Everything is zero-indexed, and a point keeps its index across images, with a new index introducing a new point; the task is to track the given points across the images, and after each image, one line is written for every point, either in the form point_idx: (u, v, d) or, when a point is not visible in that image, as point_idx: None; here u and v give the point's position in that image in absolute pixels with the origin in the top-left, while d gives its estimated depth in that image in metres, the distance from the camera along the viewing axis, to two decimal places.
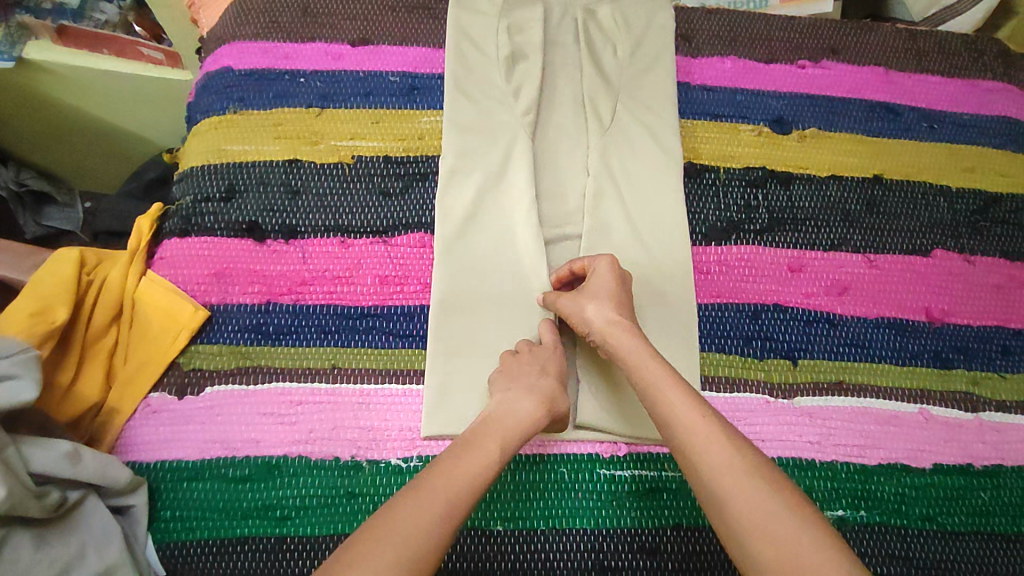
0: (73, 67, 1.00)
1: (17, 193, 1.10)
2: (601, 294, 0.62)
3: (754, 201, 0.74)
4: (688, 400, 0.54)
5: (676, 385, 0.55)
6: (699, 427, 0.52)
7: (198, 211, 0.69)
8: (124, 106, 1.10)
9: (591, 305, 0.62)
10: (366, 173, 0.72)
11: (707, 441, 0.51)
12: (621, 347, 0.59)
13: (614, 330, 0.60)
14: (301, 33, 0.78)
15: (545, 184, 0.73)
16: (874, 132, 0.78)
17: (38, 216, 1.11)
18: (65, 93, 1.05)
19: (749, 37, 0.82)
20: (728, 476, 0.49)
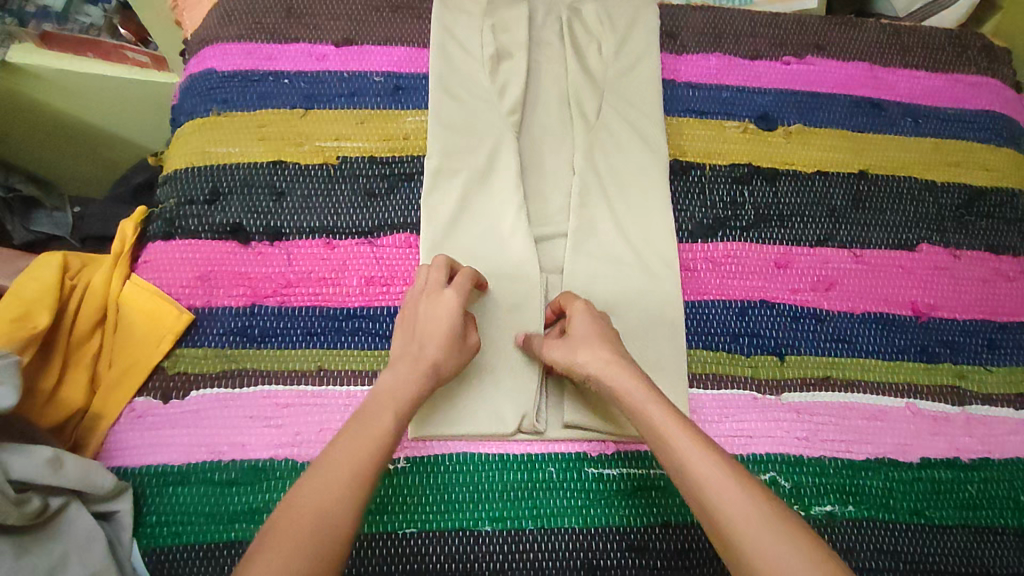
0: (57, 70, 1.00)
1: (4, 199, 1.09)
2: (586, 336, 0.58)
3: (740, 197, 0.74)
4: (697, 445, 0.49)
5: (683, 426, 0.50)
6: (708, 472, 0.47)
7: (181, 213, 0.69)
8: (110, 109, 1.10)
9: (580, 350, 0.57)
10: (351, 174, 0.71)
11: (719, 489, 0.46)
12: (618, 386, 0.54)
13: (608, 366, 0.55)
14: (286, 34, 0.78)
15: (530, 184, 0.73)
16: (860, 128, 0.78)
17: (25, 221, 1.09)
18: (50, 97, 1.05)
19: (734, 34, 0.82)
20: (750, 527, 0.44)
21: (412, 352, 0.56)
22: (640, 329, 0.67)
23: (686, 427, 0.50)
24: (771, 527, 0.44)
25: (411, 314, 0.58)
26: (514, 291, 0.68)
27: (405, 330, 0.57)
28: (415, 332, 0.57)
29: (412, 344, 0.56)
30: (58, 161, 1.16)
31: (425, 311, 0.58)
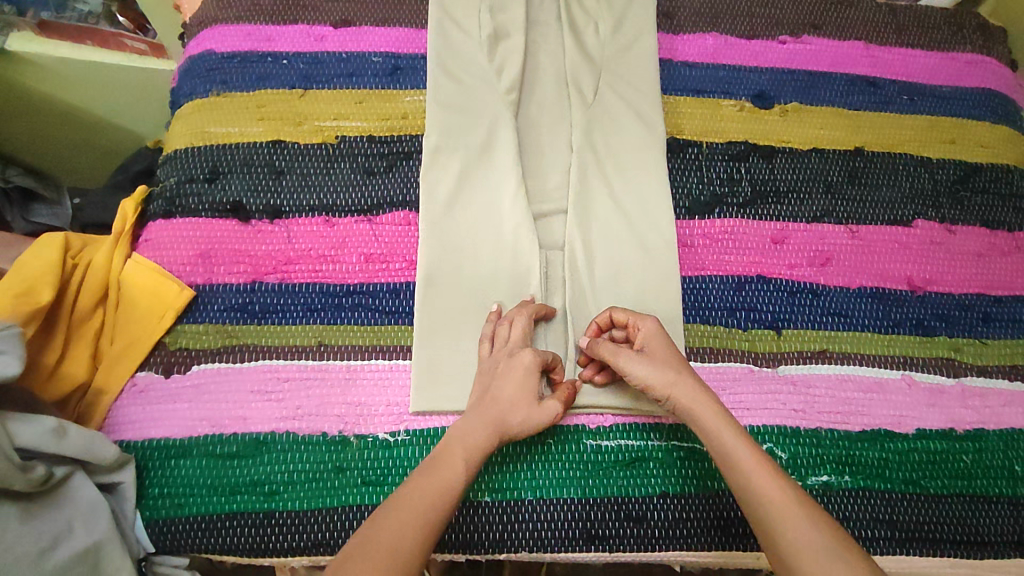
0: (56, 57, 1.00)
1: (4, 190, 1.10)
2: (661, 362, 0.58)
3: (736, 174, 0.74)
4: (777, 476, 0.50)
5: (762, 459, 0.52)
6: (784, 499, 0.49)
7: (181, 192, 0.69)
8: (108, 96, 1.10)
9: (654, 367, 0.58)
10: (350, 153, 0.72)
11: (790, 516, 0.48)
12: (698, 410, 0.55)
13: (689, 390, 0.56)
14: (284, 16, 0.78)
15: (529, 164, 0.74)
16: (855, 106, 0.79)
17: (26, 213, 1.11)
18: (48, 86, 1.06)
19: (730, 13, 0.83)
20: (816, 557, 0.46)
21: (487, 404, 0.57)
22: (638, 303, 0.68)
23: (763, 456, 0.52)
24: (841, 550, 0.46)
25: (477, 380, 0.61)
26: (510, 275, 0.68)
27: (480, 389, 0.60)
28: (486, 390, 0.59)
29: (486, 399, 0.58)
30: (58, 147, 1.17)
31: (503, 372, 0.60)
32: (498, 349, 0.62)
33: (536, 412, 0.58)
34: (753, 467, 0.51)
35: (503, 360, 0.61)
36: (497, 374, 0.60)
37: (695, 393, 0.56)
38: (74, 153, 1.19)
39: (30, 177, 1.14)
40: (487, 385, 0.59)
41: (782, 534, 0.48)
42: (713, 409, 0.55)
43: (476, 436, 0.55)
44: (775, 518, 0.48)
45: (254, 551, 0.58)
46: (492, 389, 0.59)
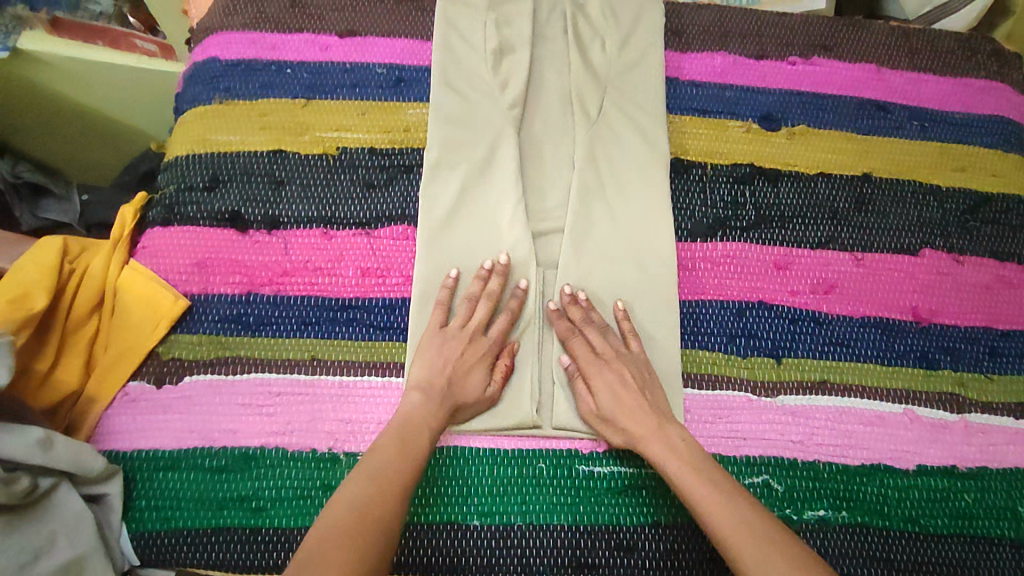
0: (64, 56, 1.00)
1: (13, 185, 1.12)
2: (626, 412, 0.60)
3: (741, 197, 0.74)
4: (728, 507, 0.52)
5: (718, 490, 0.54)
6: (735, 530, 0.51)
7: (180, 200, 0.69)
8: (117, 96, 1.11)
9: (610, 399, 0.61)
10: (350, 165, 0.72)
11: (756, 553, 0.49)
12: (650, 450, 0.58)
13: (646, 436, 0.59)
14: (289, 25, 0.78)
15: (529, 180, 0.72)
16: (864, 130, 0.78)
17: (34, 207, 1.13)
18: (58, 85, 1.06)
19: (739, 32, 0.82)
20: None
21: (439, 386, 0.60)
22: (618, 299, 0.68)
23: (721, 486, 0.54)
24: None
25: (443, 348, 0.62)
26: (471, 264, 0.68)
27: (433, 360, 0.61)
28: (443, 367, 0.61)
29: (439, 375, 0.61)
30: (68, 146, 1.18)
31: (460, 354, 0.62)
32: (453, 329, 0.63)
33: (484, 387, 0.62)
34: (694, 493, 0.54)
35: (457, 342, 0.63)
36: (451, 354, 0.62)
37: (654, 438, 0.58)
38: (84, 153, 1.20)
39: (39, 172, 1.16)
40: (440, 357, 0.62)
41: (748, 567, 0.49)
42: (666, 451, 0.57)
43: (422, 421, 0.58)
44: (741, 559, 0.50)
45: (239, 569, 0.57)
46: (445, 369, 0.61)
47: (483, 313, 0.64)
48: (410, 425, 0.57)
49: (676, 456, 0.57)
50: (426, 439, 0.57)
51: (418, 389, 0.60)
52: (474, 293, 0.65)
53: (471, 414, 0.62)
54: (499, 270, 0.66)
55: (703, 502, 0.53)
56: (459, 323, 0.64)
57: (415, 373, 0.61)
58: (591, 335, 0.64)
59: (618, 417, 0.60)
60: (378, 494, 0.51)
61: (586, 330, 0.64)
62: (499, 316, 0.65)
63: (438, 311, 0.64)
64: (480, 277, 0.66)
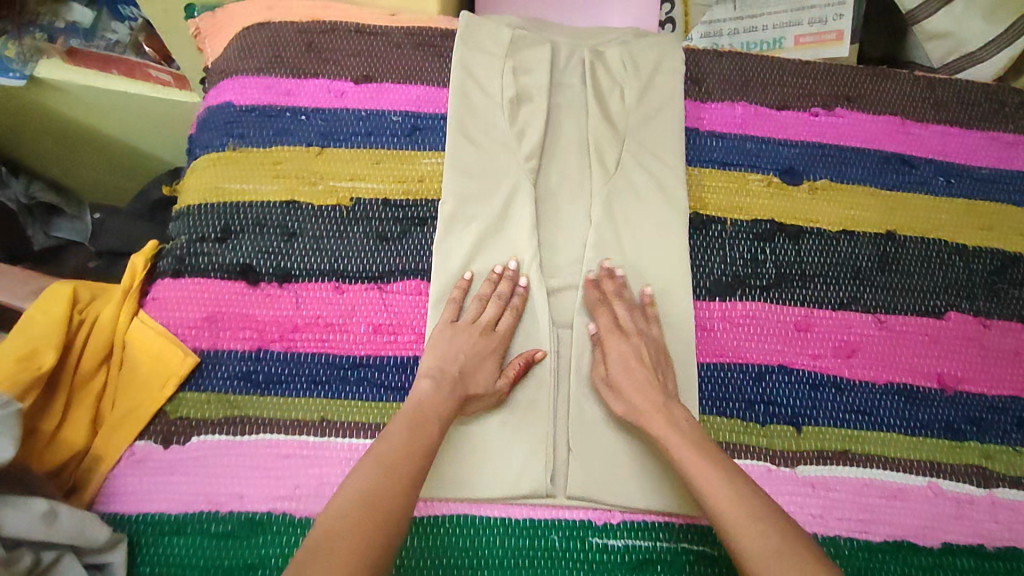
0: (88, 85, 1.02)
1: (26, 205, 1.14)
2: (634, 380, 0.62)
3: (761, 254, 0.72)
4: (727, 479, 0.54)
5: (710, 461, 0.55)
6: (729, 499, 0.52)
7: (192, 250, 0.68)
8: (135, 121, 1.11)
9: (624, 381, 0.63)
10: (363, 217, 0.71)
11: (744, 525, 0.50)
12: (651, 427, 0.60)
13: (653, 413, 0.60)
14: (304, 69, 0.77)
15: (545, 234, 0.71)
16: (888, 185, 0.76)
17: (45, 226, 1.14)
18: (78, 110, 1.08)
19: (761, 82, 0.80)
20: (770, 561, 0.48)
21: (455, 372, 0.61)
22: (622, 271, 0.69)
23: (716, 461, 0.56)
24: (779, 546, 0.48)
25: (455, 339, 0.64)
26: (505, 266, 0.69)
27: (447, 350, 0.62)
28: (455, 357, 0.62)
29: (451, 364, 0.62)
30: (90, 161, 1.19)
31: (471, 346, 0.63)
32: (463, 323, 0.65)
33: (493, 382, 0.63)
34: (689, 466, 0.56)
35: (466, 333, 0.64)
36: (462, 346, 0.63)
37: (659, 414, 0.60)
38: (99, 174, 1.22)
39: (53, 194, 1.19)
40: (450, 343, 0.63)
41: (736, 540, 0.50)
42: (668, 426, 0.59)
43: (436, 407, 0.59)
44: (728, 532, 0.51)
45: None
46: (458, 358, 0.62)
47: (492, 311, 0.66)
48: (421, 411, 0.58)
49: (677, 429, 0.58)
50: (437, 418, 0.58)
51: (429, 377, 0.61)
52: (483, 292, 0.67)
53: (481, 406, 0.63)
54: (508, 275, 0.68)
55: (699, 474, 0.55)
56: (469, 319, 0.65)
57: (427, 363, 0.62)
58: (616, 308, 0.66)
59: (631, 397, 0.62)
60: (391, 489, 0.51)
61: (600, 309, 0.67)
62: (507, 314, 0.66)
63: (450, 307, 0.66)
64: (492, 279, 0.67)
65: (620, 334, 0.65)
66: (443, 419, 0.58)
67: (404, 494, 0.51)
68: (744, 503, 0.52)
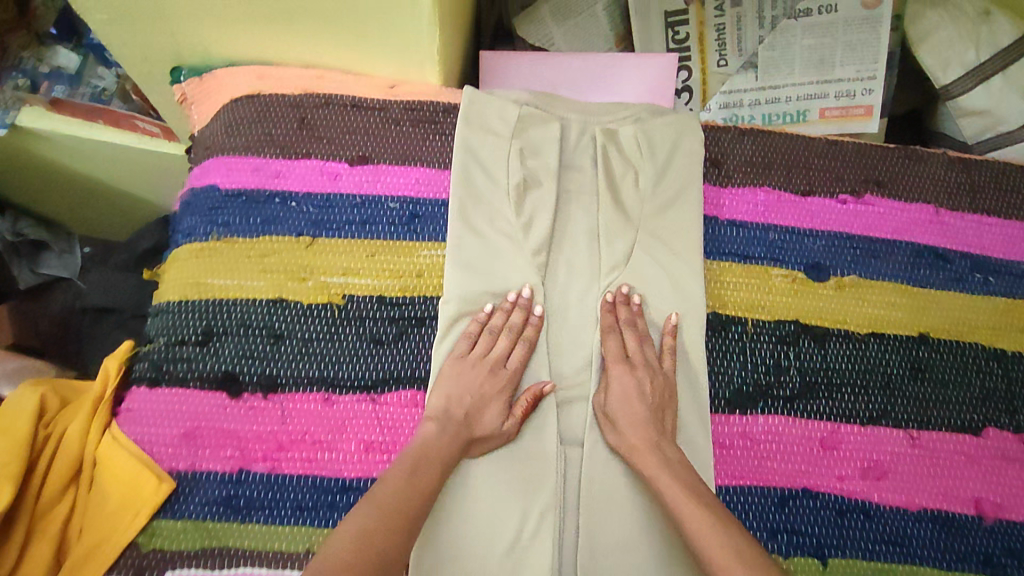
0: (71, 136, 0.96)
1: (12, 242, 1.07)
2: (630, 414, 0.61)
3: (785, 360, 0.67)
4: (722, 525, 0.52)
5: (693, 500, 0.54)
6: (721, 548, 0.50)
7: (170, 356, 0.63)
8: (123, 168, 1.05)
9: (624, 422, 0.61)
10: (357, 317, 0.65)
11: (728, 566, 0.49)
12: (643, 465, 0.59)
13: (644, 449, 0.59)
14: (295, 149, 0.71)
15: (552, 336, 0.66)
16: (920, 282, 0.71)
17: (33, 263, 1.08)
18: (60, 157, 1.02)
19: (785, 165, 0.75)
20: None
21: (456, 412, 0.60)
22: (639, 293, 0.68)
23: (703, 500, 0.55)
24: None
25: (464, 376, 0.62)
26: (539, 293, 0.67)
27: (452, 390, 0.61)
28: (461, 399, 0.61)
29: (456, 407, 0.60)
30: (80, 206, 1.15)
31: (483, 382, 0.62)
32: (478, 356, 0.63)
33: (501, 422, 0.61)
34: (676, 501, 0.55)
35: (479, 368, 0.62)
36: (470, 383, 0.62)
37: (652, 453, 0.59)
38: (87, 214, 1.17)
39: (43, 228, 1.10)
40: (464, 379, 0.62)
41: None
42: (660, 467, 0.58)
43: (439, 453, 0.57)
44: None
45: None
46: (464, 401, 0.61)
47: (505, 345, 0.64)
48: (424, 450, 0.57)
49: (670, 471, 0.57)
50: (440, 462, 0.57)
51: (434, 418, 0.60)
52: (494, 325, 0.65)
53: (485, 449, 0.61)
54: (523, 303, 0.65)
55: (689, 514, 0.53)
56: (481, 353, 0.63)
57: (432, 403, 0.61)
58: (626, 338, 0.65)
59: (625, 429, 0.60)
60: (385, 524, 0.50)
61: (610, 336, 0.65)
62: (520, 345, 0.64)
63: (462, 341, 0.64)
64: (502, 307, 0.65)
65: (626, 365, 0.63)
66: (443, 469, 0.57)
67: (399, 539, 0.50)
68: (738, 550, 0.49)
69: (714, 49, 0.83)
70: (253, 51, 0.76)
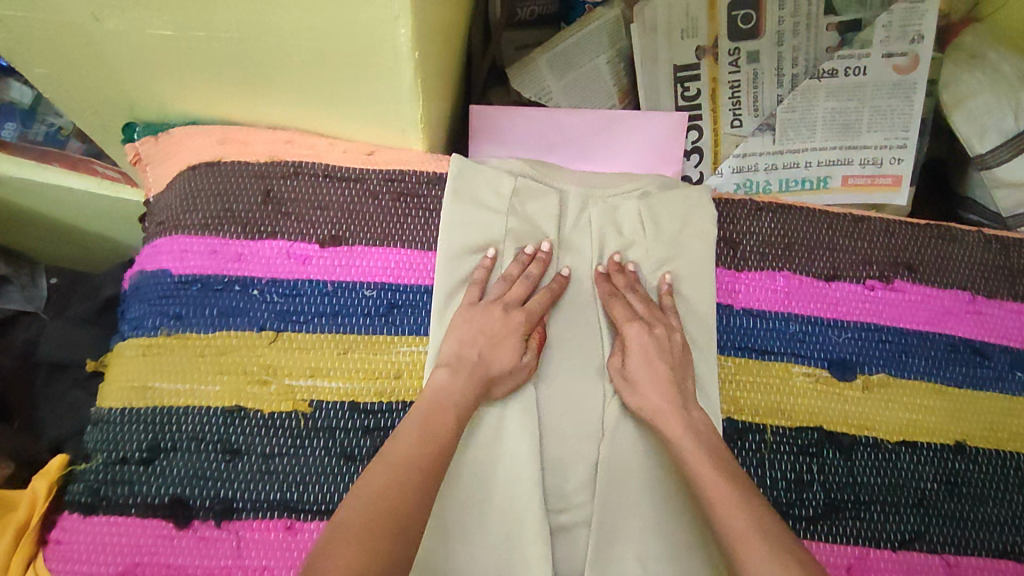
0: (22, 178, 0.85)
1: None
2: (652, 373, 0.57)
3: (807, 474, 0.60)
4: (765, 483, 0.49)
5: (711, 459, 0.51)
6: (745, 526, 0.45)
7: (110, 477, 0.55)
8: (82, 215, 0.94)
9: (642, 389, 0.57)
10: (325, 426, 0.58)
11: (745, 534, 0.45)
12: (666, 430, 0.55)
13: (671, 414, 0.55)
14: (258, 227, 0.63)
15: (549, 440, 0.59)
16: (955, 381, 0.64)
17: None
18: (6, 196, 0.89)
19: (807, 244, 0.67)
20: None
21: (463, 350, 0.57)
22: (666, 271, 0.65)
23: (721, 461, 0.51)
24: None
25: (479, 319, 0.59)
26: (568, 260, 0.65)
27: (464, 333, 0.58)
28: (474, 341, 0.57)
29: (469, 350, 0.57)
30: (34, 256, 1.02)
31: (501, 322, 0.58)
32: (490, 298, 0.60)
33: (518, 357, 0.58)
34: (695, 461, 0.51)
35: (496, 310, 0.59)
36: (479, 326, 0.58)
37: (678, 418, 0.55)
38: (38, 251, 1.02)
39: None
40: (480, 325, 0.58)
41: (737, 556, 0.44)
42: (686, 430, 0.54)
43: (462, 397, 0.54)
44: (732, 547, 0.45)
45: None
46: (477, 342, 0.57)
47: (521, 291, 0.60)
48: (437, 401, 0.53)
49: (698, 440, 0.53)
50: (454, 407, 0.53)
51: (445, 365, 0.56)
52: (511, 273, 0.61)
53: (508, 385, 0.58)
54: (543, 256, 0.62)
55: (702, 474, 0.50)
56: (496, 296, 0.60)
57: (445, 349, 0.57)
58: (632, 301, 0.62)
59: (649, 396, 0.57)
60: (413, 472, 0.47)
61: (614, 302, 0.61)
62: (536, 296, 0.61)
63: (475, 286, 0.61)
64: (519, 259, 0.62)
65: (642, 323, 0.60)
66: (458, 414, 0.53)
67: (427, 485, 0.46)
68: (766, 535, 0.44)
69: (728, 108, 0.76)
70: (214, 110, 0.67)
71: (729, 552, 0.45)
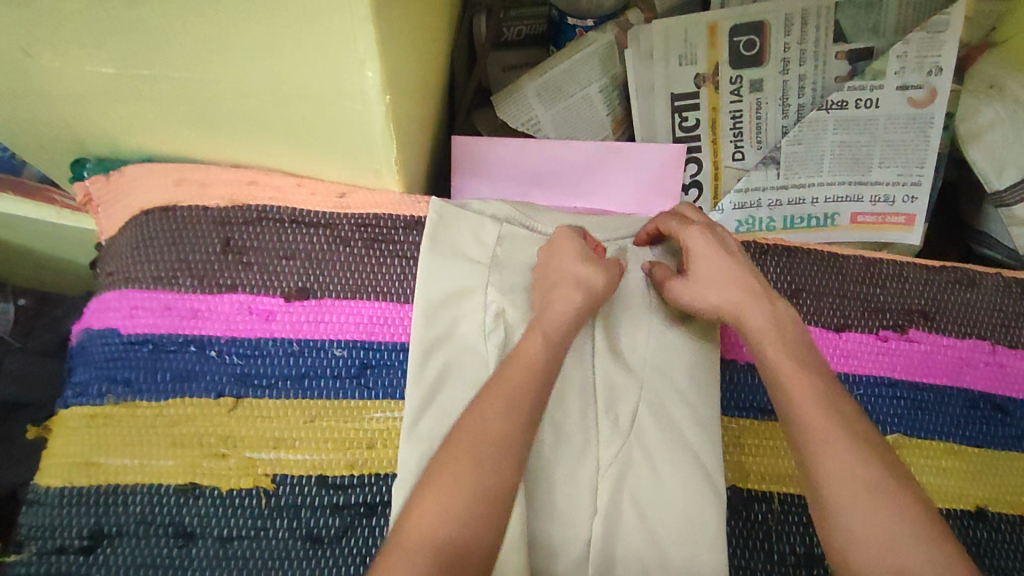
0: None
1: None
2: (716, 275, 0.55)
3: (817, 549, 0.55)
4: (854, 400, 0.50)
5: (795, 353, 0.51)
6: (823, 421, 0.46)
7: (47, 570, 0.50)
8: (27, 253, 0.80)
9: (711, 281, 0.55)
10: (289, 505, 0.52)
11: (828, 433, 0.46)
12: (747, 320, 0.53)
13: (749, 306, 0.54)
14: (217, 279, 0.57)
15: (538, 513, 0.53)
16: (975, 440, 0.60)
17: None
18: None
19: (816, 290, 0.63)
20: (852, 492, 0.43)
21: (553, 282, 0.55)
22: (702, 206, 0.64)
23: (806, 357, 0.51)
24: (879, 482, 0.43)
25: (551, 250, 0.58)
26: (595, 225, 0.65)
27: (547, 262, 0.57)
28: (557, 263, 0.56)
29: (554, 269, 0.56)
30: None
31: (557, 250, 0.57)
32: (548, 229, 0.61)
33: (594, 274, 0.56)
34: (773, 352, 0.51)
35: (549, 248, 0.58)
36: (555, 251, 0.58)
37: (760, 305, 0.53)
38: None
39: None
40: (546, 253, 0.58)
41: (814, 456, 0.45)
42: (768, 322, 0.52)
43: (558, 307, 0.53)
44: (807, 445, 0.46)
45: None
46: (561, 265, 0.56)
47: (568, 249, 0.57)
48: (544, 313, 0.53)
49: (779, 329, 0.52)
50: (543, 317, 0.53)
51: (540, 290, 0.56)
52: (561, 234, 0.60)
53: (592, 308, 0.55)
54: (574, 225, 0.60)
55: (789, 378, 0.49)
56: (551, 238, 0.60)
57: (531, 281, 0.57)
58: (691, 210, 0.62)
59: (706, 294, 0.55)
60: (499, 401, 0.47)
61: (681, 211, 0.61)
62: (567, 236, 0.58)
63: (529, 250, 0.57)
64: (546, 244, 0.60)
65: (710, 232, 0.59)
66: (559, 326, 0.52)
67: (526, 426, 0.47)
68: (840, 429, 0.46)
69: (729, 139, 0.71)
70: (168, 147, 0.61)
71: (799, 437, 0.47)
